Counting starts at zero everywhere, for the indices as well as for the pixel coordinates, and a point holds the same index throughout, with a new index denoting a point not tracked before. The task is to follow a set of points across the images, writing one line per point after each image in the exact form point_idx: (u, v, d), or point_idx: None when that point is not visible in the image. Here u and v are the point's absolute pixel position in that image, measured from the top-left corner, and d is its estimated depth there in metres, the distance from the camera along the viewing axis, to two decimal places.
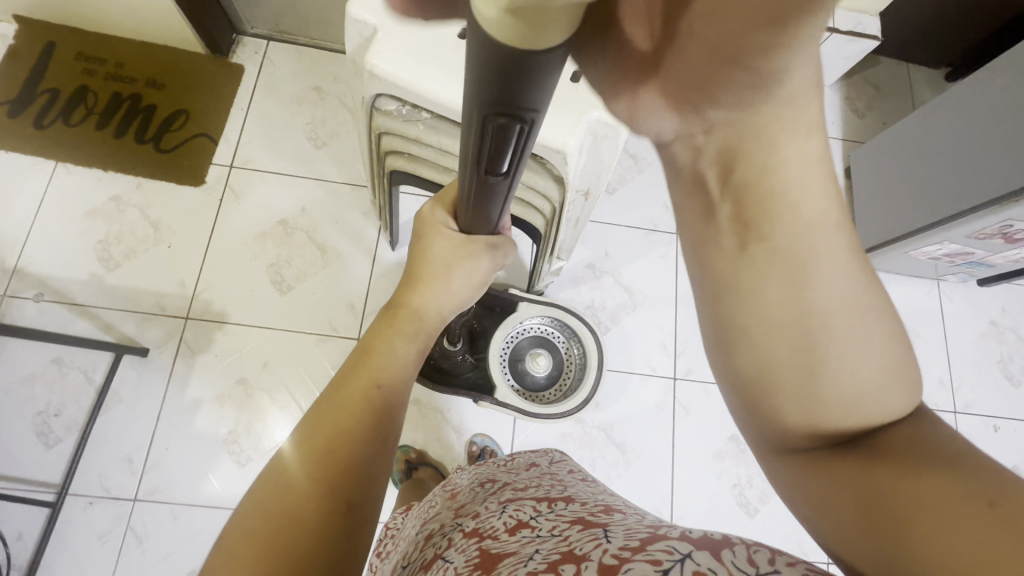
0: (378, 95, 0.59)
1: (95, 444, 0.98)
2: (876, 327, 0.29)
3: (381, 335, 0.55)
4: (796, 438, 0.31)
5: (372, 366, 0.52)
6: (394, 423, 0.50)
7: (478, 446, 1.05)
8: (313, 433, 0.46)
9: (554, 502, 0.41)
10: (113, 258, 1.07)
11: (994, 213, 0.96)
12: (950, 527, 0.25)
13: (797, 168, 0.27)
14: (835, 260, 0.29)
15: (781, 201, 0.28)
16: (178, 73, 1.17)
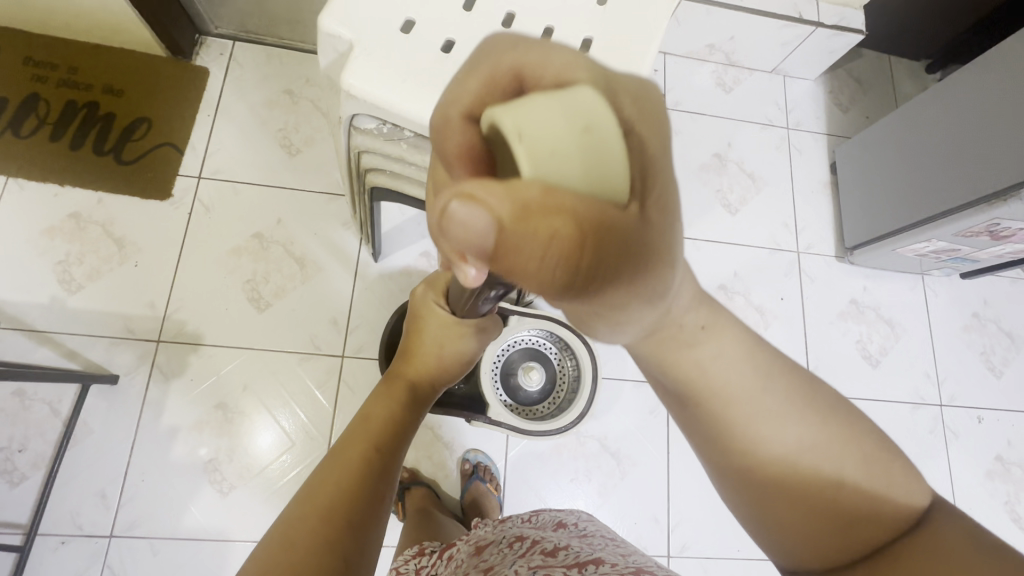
0: (356, 114, 0.55)
1: (64, 479, 0.93)
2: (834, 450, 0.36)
3: (380, 403, 0.54)
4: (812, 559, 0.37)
5: (372, 429, 0.51)
6: (390, 486, 0.49)
7: (470, 463, 1.03)
8: (314, 497, 0.44)
9: (584, 566, 0.38)
10: (75, 280, 1.00)
11: (983, 211, 0.96)
12: None
13: (716, 356, 0.37)
14: (774, 413, 0.36)
15: (712, 378, 0.37)
16: (138, 79, 1.10)
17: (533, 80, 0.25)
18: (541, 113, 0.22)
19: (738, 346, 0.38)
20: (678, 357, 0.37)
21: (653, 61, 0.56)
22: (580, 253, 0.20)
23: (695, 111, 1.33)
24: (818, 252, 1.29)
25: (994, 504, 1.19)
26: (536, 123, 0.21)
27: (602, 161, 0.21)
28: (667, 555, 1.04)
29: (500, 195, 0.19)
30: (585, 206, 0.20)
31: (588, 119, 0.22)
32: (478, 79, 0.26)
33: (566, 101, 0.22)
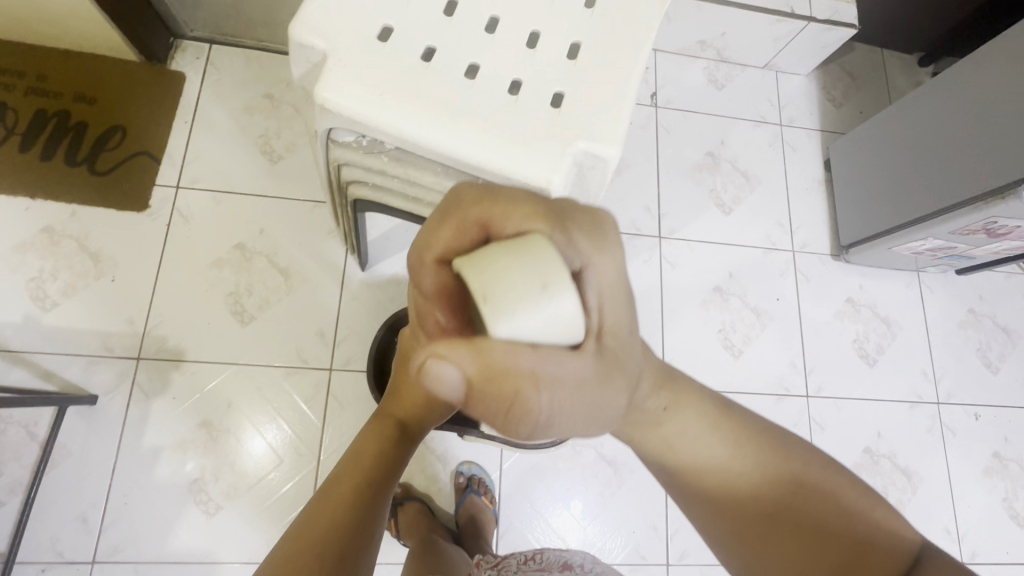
0: (333, 127, 0.52)
1: (43, 504, 0.89)
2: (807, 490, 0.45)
3: (373, 439, 0.53)
4: None
5: (363, 466, 0.50)
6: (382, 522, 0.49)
7: (464, 476, 1.00)
8: (310, 533, 0.45)
9: None
10: (49, 297, 0.96)
11: (981, 209, 0.94)
12: None
13: (683, 431, 0.47)
14: (739, 470, 0.46)
15: (685, 449, 0.47)
16: (111, 86, 1.06)
17: (498, 231, 0.32)
18: (504, 280, 0.28)
19: (702, 420, 0.48)
20: (656, 436, 0.47)
21: (646, 64, 0.53)
22: (532, 397, 0.30)
23: (687, 109, 1.30)
24: (814, 251, 1.27)
25: (992, 501, 1.18)
26: (498, 290, 0.28)
27: (551, 323, 0.28)
28: (666, 564, 1.02)
29: (465, 356, 0.29)
30: (533, 364, 0.29)
31: (543, 283, 0.28)
32: (452, 233, 0.33)
33: (525, 263, 0.29)
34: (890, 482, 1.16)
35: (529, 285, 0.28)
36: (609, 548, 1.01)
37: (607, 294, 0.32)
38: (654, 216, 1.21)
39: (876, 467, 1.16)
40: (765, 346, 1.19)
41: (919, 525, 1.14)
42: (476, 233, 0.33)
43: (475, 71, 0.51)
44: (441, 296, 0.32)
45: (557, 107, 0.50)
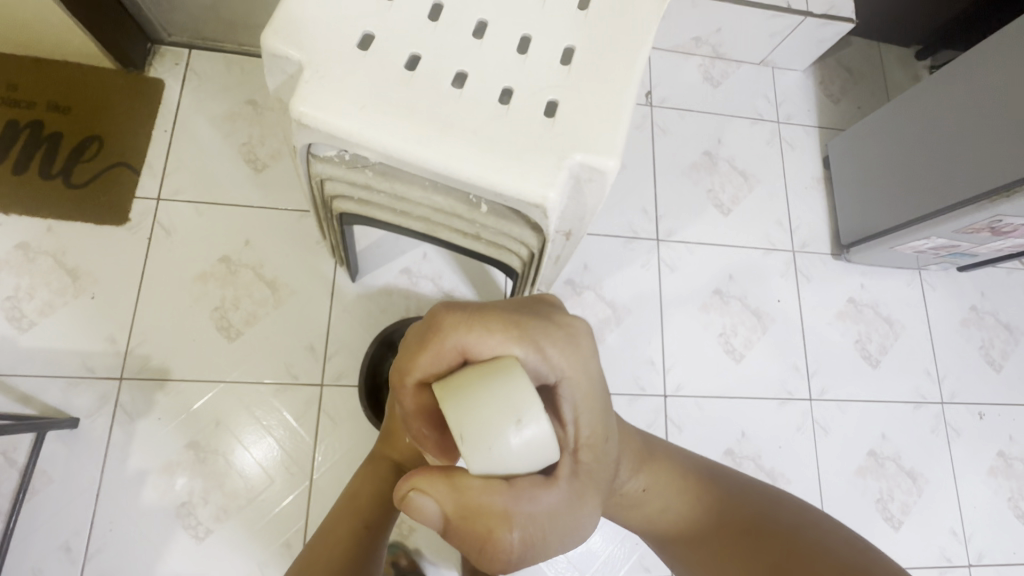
0: (312, 143, 0.49)
1: (25, 533, 0.86)
2: (774, 519, 0.66)
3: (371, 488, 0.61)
4: None
5: (360, 506, 0.60)
6: (374, 557, 0.58)
7: None
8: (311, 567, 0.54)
9: None
10: (25, 316, 0.93)
11: (987, 208, 0.92)
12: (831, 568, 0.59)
13: (655, 494, 0.69)
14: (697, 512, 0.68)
15: (659, 504, 0.69)
16: (86, 95, 1.02)
17: (472, 356, 0.45)
18: (484, 415, 0.39)
19: (667, 483, 0.69)
20: (639, 499, 0.68)
21: (644, 69, 0.50)
22: (504, 525, 0.42)
23: (683, 107, 1.27)
24: (814, 250, 1.24)
25: (998, 502, 1.17)
26: (473, 429, 0.39)
27: (524, 447, 0.40)
28: None
29: (446, 491, 0.43)
30: (506, 501, 0.41)
31: (518, 419, 0.39)
32: (431, 359, 0.45)
33: (500, 402, 0.40)
34: (895, 484, 1.14)
35: (505, 420, 0.39)
36: (613, 561, 0.99)
37: (577, 409, 0.48)
38: (652, 218, 1.19)
39: (881, 470, 1.14)
40: (767, 349, 1.16)
41: (926, 528, 1.12)
42: (455, 356, 0.45)
43: (464, 80, 0.47)
44: (420, 412, 0.47)
45: (551, 116, 0.47)
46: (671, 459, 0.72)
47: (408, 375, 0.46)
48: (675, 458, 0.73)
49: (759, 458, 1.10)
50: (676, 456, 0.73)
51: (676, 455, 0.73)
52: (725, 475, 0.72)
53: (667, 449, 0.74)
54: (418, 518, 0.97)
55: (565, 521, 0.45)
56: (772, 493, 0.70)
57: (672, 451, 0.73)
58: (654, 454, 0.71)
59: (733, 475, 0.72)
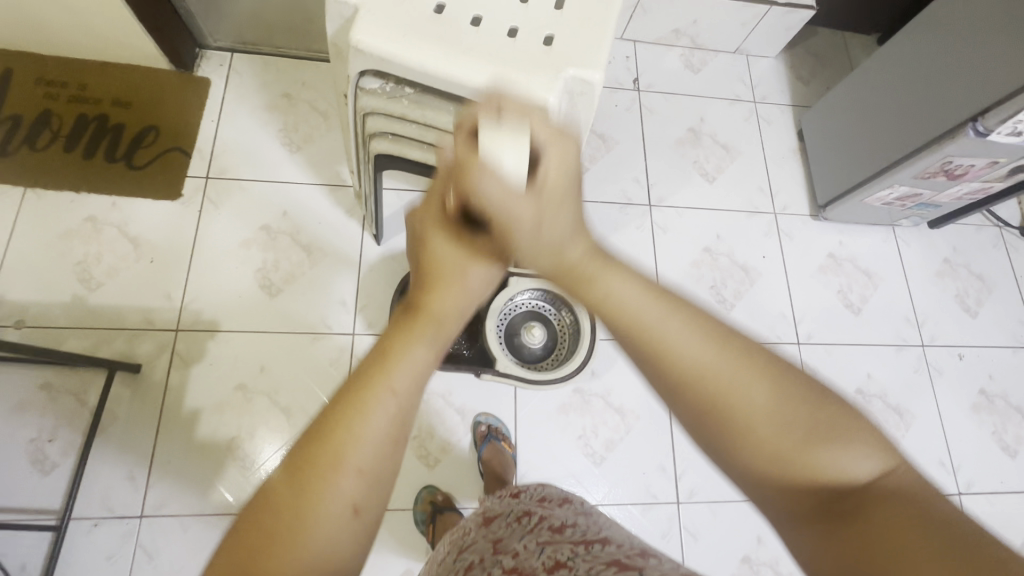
0: (362, 73, 0.62)
1: (95, 464, 0.96)
2: (785, 402, 0.37)
3: (394, 336, 0.41)
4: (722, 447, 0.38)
5: (386, 364, 0.39)
6: (386, 477, 0.36)
7: (484, 426, 1.07)
8: (303, 445, 0.35)
9: (589, 546, 0.55)
10: (94, 278, 1.05)
11: (936, 151, 1.03)
12: (813, 434, 0.36)
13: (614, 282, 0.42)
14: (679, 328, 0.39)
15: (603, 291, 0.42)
16: (144, 91, 1.17)
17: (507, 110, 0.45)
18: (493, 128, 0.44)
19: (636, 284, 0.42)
20: (586, 279, 0.43)
21: (620, 10, 0.63)
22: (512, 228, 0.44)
23: (667, 91, 1.42)
24: (794, 212, 1.36)
25: (983, 435, 1.25)
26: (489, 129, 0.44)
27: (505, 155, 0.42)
28: (677, 502, 1.09)
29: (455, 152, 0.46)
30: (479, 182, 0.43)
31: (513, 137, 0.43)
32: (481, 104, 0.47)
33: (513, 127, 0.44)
34: (884, 420, 1.22)
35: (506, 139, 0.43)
36: (622, 489, 1.09)
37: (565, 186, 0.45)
38: (643, 186, 1.31)
39: (870, 407, 1.23)
40: (756, 299, 1.27)
41: (916, 459, 1.20)
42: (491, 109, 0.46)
43: (479, 22, 0.61)
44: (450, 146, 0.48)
45: (549, 44, 0.60)
46: (628, 323, 0.40)
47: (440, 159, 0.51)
48: (642, 328, 0.40)
49: None
50: (657, 312, 0.40)
51: (652, 316, 0.40)
52: (735, 349, 0.38)
53: (633, 290, 0.41)
54: (442, 450, 1.06)
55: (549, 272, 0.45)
56: (796, 384, 0.37)
57: (655, 302, 0.40)
58: (577, 287, 0.43)
59: (746, 345, 0.39)
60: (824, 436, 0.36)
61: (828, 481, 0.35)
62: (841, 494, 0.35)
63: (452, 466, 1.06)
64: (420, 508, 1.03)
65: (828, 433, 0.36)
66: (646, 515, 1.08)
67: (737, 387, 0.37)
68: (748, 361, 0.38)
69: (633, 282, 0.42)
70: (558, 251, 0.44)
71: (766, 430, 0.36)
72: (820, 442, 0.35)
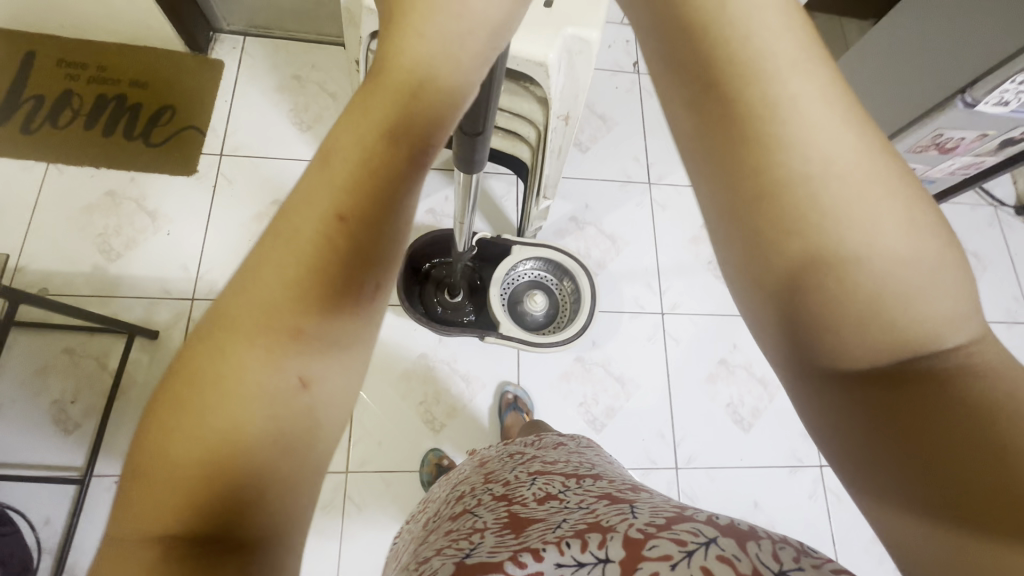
0: (373, 35, 0.66)
1: (115, 425, 1.00)
2: (900, 233, 0.27)
3: (348, 131, 0.29)
4: (810, 273, 0.28)
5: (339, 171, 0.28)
6: (332, 341, 0.28)
7: (511, 395, 1.11)
8: (231, 306, 0.27)
9: (579, 479, 0.58)
10: (114, 249, 1.10)
11: (928, 124, 1.08)
12: (929, 283, 0.27)
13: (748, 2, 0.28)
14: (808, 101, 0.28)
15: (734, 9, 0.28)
16: (161, 72, 1.21)
17: None
18: None
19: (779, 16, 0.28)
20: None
21: None
22: None
23: None
24: None
25: None
26: None
27: None
28: (675, 467, 1.12)
29: None
30: None
31: None
32: None
33: None
34: None
35: None
36: (622, 455, 1.12)
37: None
38: (643, 164, 1.34)
39: None
40: None
41: None
42: None
43: None
44: None
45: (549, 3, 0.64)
46: (736, 61, 0.28)
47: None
48: (755, 71, 0.28)
49: (751, 366, 1.21)
50: (787, 60, 0.28)
51: (778, 62, 0.28)
52: (868, 144, 0.28)
53: (771, 19, 0.28)
54: (448, 415, 1.10)
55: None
56: (922, 218, 0.28)
57: (793, 46, 0.28)
58: (665, 13, 0.29)
59: (882, 141, 0.28)
60: (941, 289, 0.27)
61: (906, 327, 0.27)
62: (909, 348, 0.28)
63: (457, 431, 1.09)
64: (427, 470, 1.05)
65: (944, 285, 0.28)
66: (645, 479, 1.11)
67: (851, 182, 0.27)
68: (877, 161, 0.28)
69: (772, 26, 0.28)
70: None
71: (866, 245, 0.27)
72: (934, 297, 0.27)
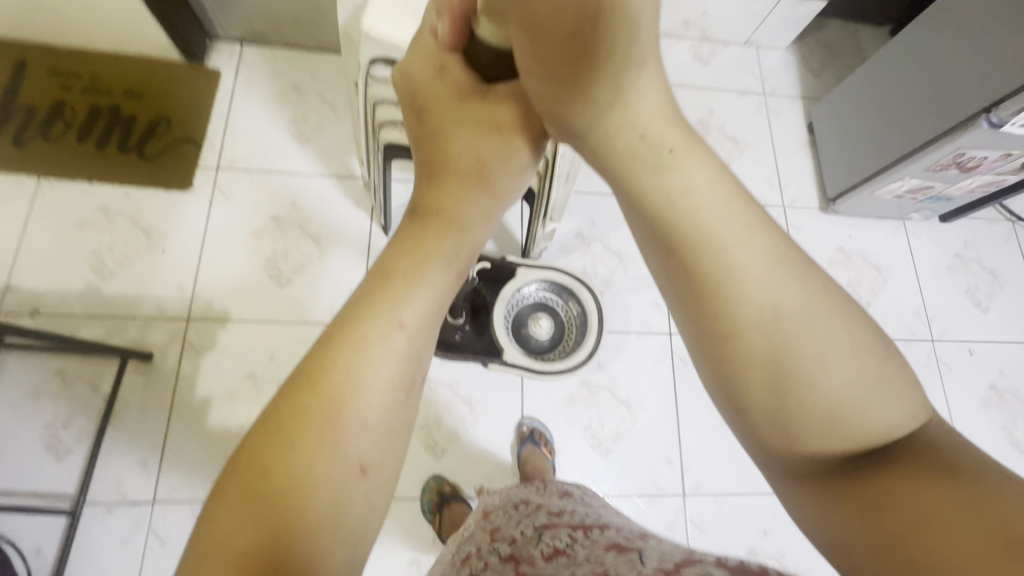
0: (373, 61, 0.62)
1: (108, 451, 0.98)
2: (856, 362, 0.30)
3: (397, 255, 0.35)
4: (786, 407, 0.30)
5: (382, 295, 0.34)
6: (358, 440, 0.31)
7: (527, 427, 1.08)
8: (299, 400, 0.31)
9: (588, 529, 0.55)
10: (107, 267, 1.07)
11: (949, 143, 1.02)
12: (884, 396, 0.30)
13: (690, 174, 0.32)
14: (751, 250, 0.30)
15: (681, 188, 0.32)
16: (156, 82, 1.18)
17: None
18: None
19: (717, 185, 0.32)
20: (646, 180, 0.33)
21: None
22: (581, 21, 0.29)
23: (674, 84, 1.42)
24: (803, 206, 1.36)
25: (991, 431, 1.24)
26: None
27: None
28: (682, 494, 1.10)
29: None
30: None
31: None
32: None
33: None
34: None
35: None
36: (628, 482, 1.09)
37: None
38: None
39: None
40: None
41: None
42: None
43: None
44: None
45: None
46: (687, 235, 0.31)
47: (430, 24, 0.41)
48: (706, 241, 0.31)
49: None
50: (737, 224, 0.31)
51: (722, 228, 0.31)
52: (811, 286, 0.31)
53: (714, 191, 0.32)
54: (449, 440, 1.07)
55: (593, 140, 0.34)
56: (867, 335, 0.31)
57: (733, 209, 0.31)
58: (628, 195, 0.33)
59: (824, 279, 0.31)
60: (893, 399, 0.30)
61: (868, 438, 0.30)
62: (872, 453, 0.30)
63: (457, 456, 1.07)
64: (428, 498, 1.03)
65: (892, 388, 0.30)
66: (653, 507, 1.08)
67: (801, 325, 0.30)
68: (821, 300, 0.30)
69: (713, 185, 0.32)
70: (625, 146, 0.33)
71: (823, 382, 0.29)
72: (890, 404, 0.30)
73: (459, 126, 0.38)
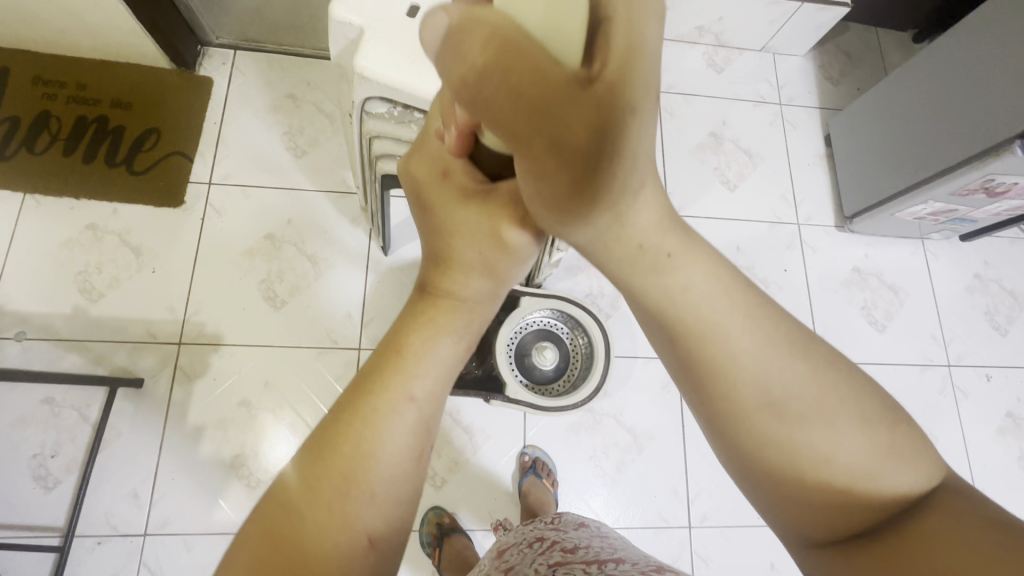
0: (368, 98, 0.58)
1: (98, 482, 0.95)
2: (859, 432, 0.30)
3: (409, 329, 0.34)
4: (794, 480, 0.31)
5: (394, 367, 0.33)
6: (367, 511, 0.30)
7: (530, 457, 1.05)
8: (313, 468, 0.30)
9: (604, 564, 0.51)
10: (95, 289, 1.03)
11: (977, 168, 0.97)
12: (889, 463, 0.31)
13: (691, 268, 0.30)
14: (752, 335, 0.30)
15: (680, 287, 0.30)
16: (145, 91, 1.13)
17: None
18: None
19: (712, 276, 0.31)
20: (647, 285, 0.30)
21: None
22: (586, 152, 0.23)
23: (687, 93, 1.36)
24: (818, 223, 1.31)
25: (1008, 460, 1.20)
26: None
27: None
28: (689, 527, 1.07)
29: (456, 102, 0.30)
30: None
31: None
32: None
33: None
34: None
35: None
36: (632, 514, 1.06)
37: None
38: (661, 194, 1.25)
39: None
40: None
41: None
42: None
43: None
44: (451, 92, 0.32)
45: None
46: (690, 328, 0.30)
47: (437, 122, 0.37)
48: (708, 331, 0.30)
49: None
50: (735, 313, 0.30)
51: (727, 317, 0.30)
52: (813, 360, 0.31)
53: (713, 282, 0.31)
54: (450, 470, 1.04)
55: (593, 251, 0.30)
56: (870, 401, 0.31)
57: (730, 297, 0.31)
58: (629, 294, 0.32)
59: (825, 353, 0.31)
60: (900, 461, 0.31)
61: (877, 502, 0.31)
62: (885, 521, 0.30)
63: (458, 485, 1.04)
64: (426, 529, 1.01)
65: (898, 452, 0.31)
66: (658, 539, 1.06)
67: (806, 408, 0.30)
68: (824, 377, 0.31)
69: (713, 272, 0.31)
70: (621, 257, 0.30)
71: (832, 462, 0.30)
72: (897, 466, 0.31)
73: (461, 231, 0.35)
